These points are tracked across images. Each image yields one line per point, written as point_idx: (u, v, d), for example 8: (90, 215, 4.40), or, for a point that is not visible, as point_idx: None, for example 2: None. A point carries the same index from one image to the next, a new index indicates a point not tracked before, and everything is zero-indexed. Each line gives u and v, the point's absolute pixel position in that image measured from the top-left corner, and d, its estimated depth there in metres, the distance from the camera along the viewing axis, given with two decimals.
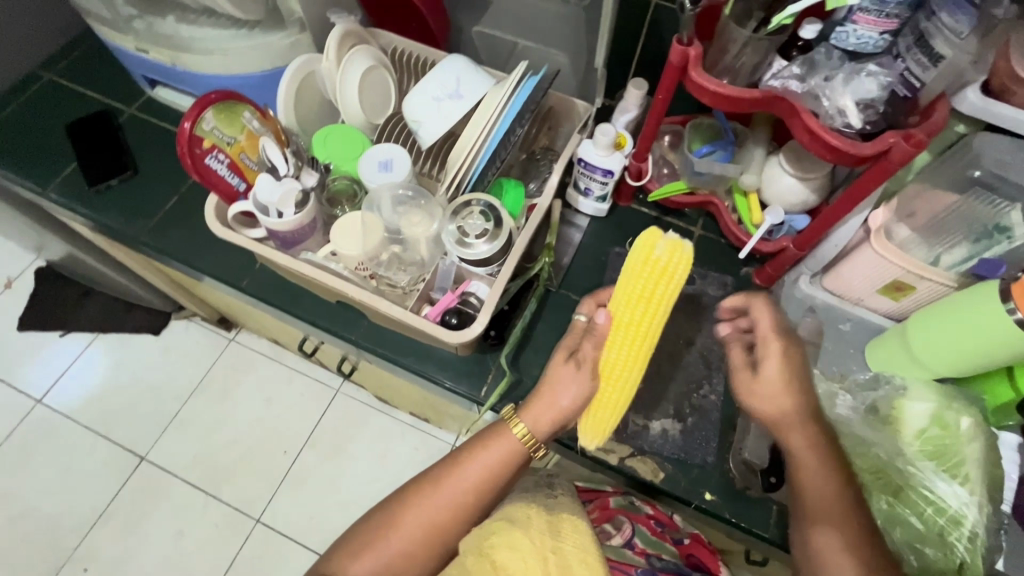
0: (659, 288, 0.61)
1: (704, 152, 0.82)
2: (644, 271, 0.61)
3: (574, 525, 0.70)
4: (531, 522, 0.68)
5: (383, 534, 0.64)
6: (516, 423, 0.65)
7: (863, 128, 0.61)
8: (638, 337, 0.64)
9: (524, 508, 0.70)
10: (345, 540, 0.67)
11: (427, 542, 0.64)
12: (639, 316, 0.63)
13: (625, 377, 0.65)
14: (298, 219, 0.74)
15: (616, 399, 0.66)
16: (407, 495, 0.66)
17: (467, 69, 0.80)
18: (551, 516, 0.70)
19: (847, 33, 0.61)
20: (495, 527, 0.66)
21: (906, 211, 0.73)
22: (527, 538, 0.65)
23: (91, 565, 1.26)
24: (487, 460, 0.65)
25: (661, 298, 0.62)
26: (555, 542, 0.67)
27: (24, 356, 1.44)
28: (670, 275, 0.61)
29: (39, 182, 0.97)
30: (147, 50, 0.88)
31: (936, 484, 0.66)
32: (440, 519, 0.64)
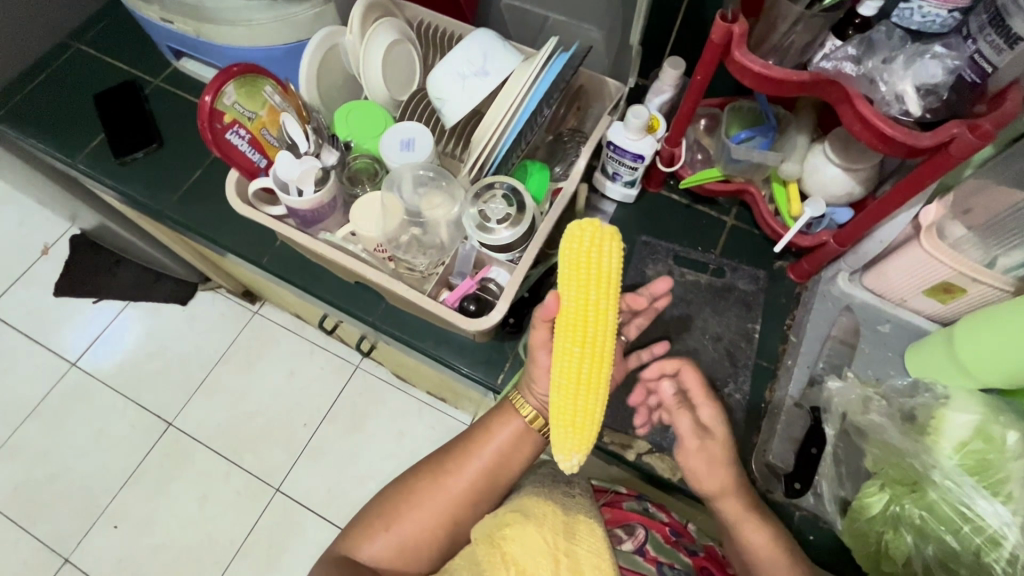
0: (591, 280, 0.57)
1: (742, 139, 0.78)
2: (589, 262, 0.57)
3: (591, 527, 0.62)
4: (546, 519, 0.61)
5: (399, 511, 0.66)
6: (522, 404, 0.68)
7: (923, 117, 0.56)
8: (574, 330, 0.58)
9: (540, 504, 0.63)
10: (359, 519, 0.68)
11: (438, 521, 0.66)
12: (575, 300, 0.57)
13: (564, 380, 0.58)
14: (317, 198, 0.73)
15: (573, 388, 0.58)
16: (418, 476, 0.68)
17: (495, 44, 0.76)
18: (567, 517, 0.62)
19: (912, 10, 0.56)
20: (508, 518, 0.61)
21: (962, 207, 0.68)
22: (540, 537, 0.59)
23: (120, 523, 1.32)
24: (498, 439, 0.68)
25: (578, 286, 0.57)
26: (569, 544, 0.60)
27: (60, 320, 1.49)
28: (608, 274, 0.57)
29: (71, 151, 0.98)
30: (171, 20, 0.87)
31: (976, 501, 0.60)
32: (455, 495, 0.66)
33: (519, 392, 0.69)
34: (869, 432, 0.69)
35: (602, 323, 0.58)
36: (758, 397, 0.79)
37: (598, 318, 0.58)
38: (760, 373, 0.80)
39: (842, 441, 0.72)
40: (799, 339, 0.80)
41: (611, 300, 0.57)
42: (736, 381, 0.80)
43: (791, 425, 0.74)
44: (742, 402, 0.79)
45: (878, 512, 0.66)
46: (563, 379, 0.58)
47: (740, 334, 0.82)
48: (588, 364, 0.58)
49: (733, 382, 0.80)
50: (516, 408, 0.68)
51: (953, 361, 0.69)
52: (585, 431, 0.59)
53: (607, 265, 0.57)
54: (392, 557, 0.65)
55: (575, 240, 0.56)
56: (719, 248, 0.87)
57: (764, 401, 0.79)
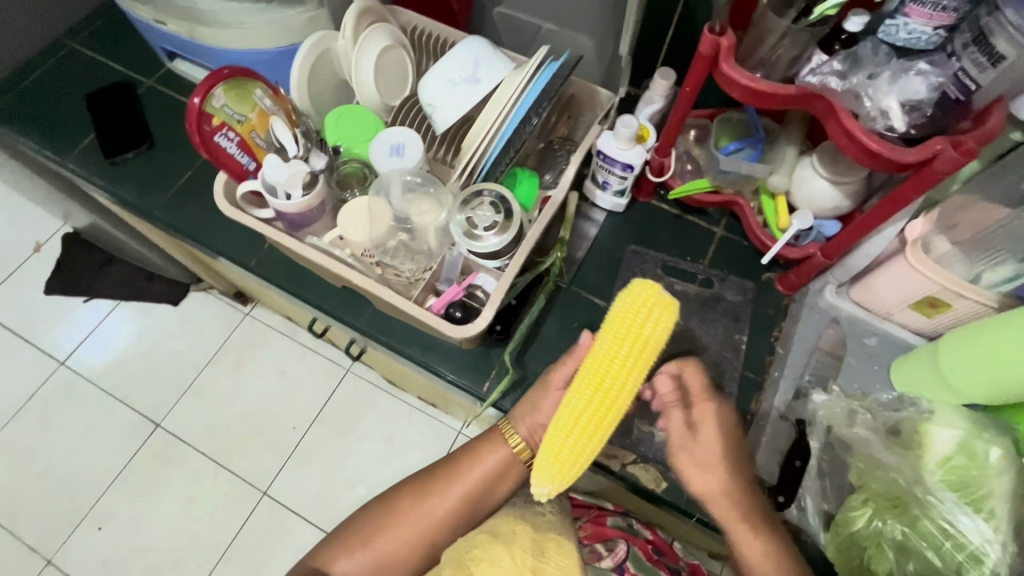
0: (629, 334, 0.57)
1: (731, 150, 0.79)
2: (631, 318, 0.58)
3: (561, 544, 0.60)
4: (515, 538, 0.60)
5: (381, 527, 0.66)
6: (511, 434, 0.68)
7: (907, 133, 0.56)
8: (593, 372, 0.58)
9: (511, 522, 0.62)
10: (338, 533, 0.69)
11: (414, 543, 0.65)
12: (607, 346, 0.58)
13: (571, 417, 0.58)
14: (305, 202, 0.73)
15: (570, 424, 0.58)
16: (399, 496, 0.68)
17: (486, 52, 0.77)
18: (538, 535, 0.60)
19: (898, 26, 0.56)
20: (478, 540, 0.60)
21: (948, 222, 0.68)
22: (507, 554, 0.58)
23: (104, 525, 1.30)
24: (484, 466, 0.67)
25: (615, 336, 0.58)
26: (536, 561, 0.58)
27: (47, 319, 1.48)
28: (646, 336, 0.58)
29: (62, 149, 0.98)
30: (165, 21, 0.87)
31: (958, 517, 0.60)
32: (438, 517, 0.66)
33: (508, 421, 0.69)
34: (855, 446, 0.69)
35: (628, 384, 0.59)
36: (745, 405, 0.79)
37: (621, 371, 0.58)
38: (747, 384, 0.80)
39: (826, 455, 0.71)
40: (786, 351, 0.80)
41: (642, 362, 0.58)
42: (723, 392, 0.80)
43: (777, 437, 0.76)
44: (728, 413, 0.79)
45: (862, 528, 0.65)
46: (565, 413, 0.59)
47: (727, 346, 0.82)
48: (593, 409, 0.58)
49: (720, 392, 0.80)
50: (505, 437, 0.68)
51: (937, 376, 0.69)
52: (565, 469, 0.59)
53: (648, 329, 0.58)
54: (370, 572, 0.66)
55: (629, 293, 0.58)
56: (709, 258, 0.87)
57: (750, 410, 0.79)
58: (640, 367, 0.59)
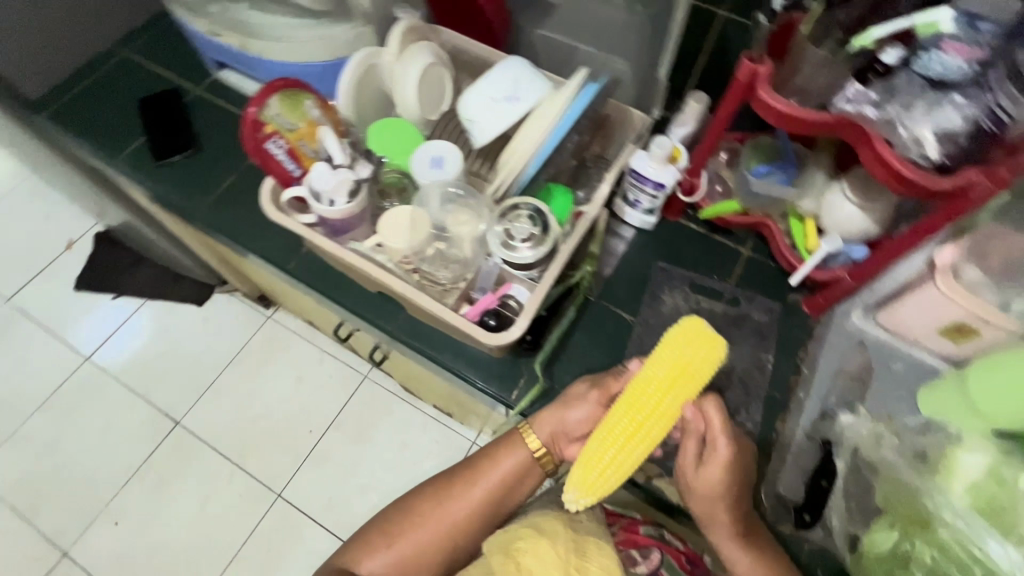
0: (672, 361, 0.62)
1: (762, 173, 0.83)
2: (676, 347, 0.62)
3: (600, 546, 0.61)
4: (558, 535, 0.61)
5: (404, 526, 0.67)
6: (529, 433, 0.70)
7: (941, 161, 0.57)
8: (635, 393, 0.63)
9: (553, 521, 0.63)
10: (361, 534, 0.69)
11: (438, 543, 0.66)
12: (652, 371, 0.63)
13: (610, 430, 0.63)
14: (348, 208, 0.76)
15: (605, 437, 0.62)
16: (422, 496, 0.69)
17: (527, 72, 0.80)
18: (577, 537, 0.61)
19: (932, 59, 0.58)
20: (522, 533, 0.61)
21: (978, 251, 0.69)
22: (552, 548, 0.58)
23: (121, 520, 1.32)
24: (503, 469, 0.69)
25: (659, 361, 0.62)
26: (580, 560, 0.58)
27: (78, 314, 1.52)
28: (688, 364, 0.62)
29: (110, 151, 1.02)
30: (220, 33, 0.92)
31: (987, 542, 0.56)
32: (459, 519, 0.67)
33: (528, 424, 0.71)
34: (881, 468, 0.69)
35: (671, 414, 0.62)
36: (769, 429, 0.84)
37: (660, 396, 0.62)
38: (772, 406, 0.85)
39: (852, 477, 0.72)
40: (811, 372, 0.84)
41: (684, 392, 0.62)
42: (748, 411, 0.85)
43: (801, 457, 0.80)
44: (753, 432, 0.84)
45: (887, 549, 0.65)
46: (603, 426, 0.63)
47: (750, 364, 0.87)
48: (630, 426, 0.62)
49: (745, 411, 0.85)
50: (523, 438, 0.70)
51: (965, 402, 0.69)
52: (592, 478, 0.62)
53: (692, 360, 0.62)
54: None
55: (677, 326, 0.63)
56: (735, 277, 0.89)
57: (775, 432, 0.84)
58: (681, 397, 0.62)
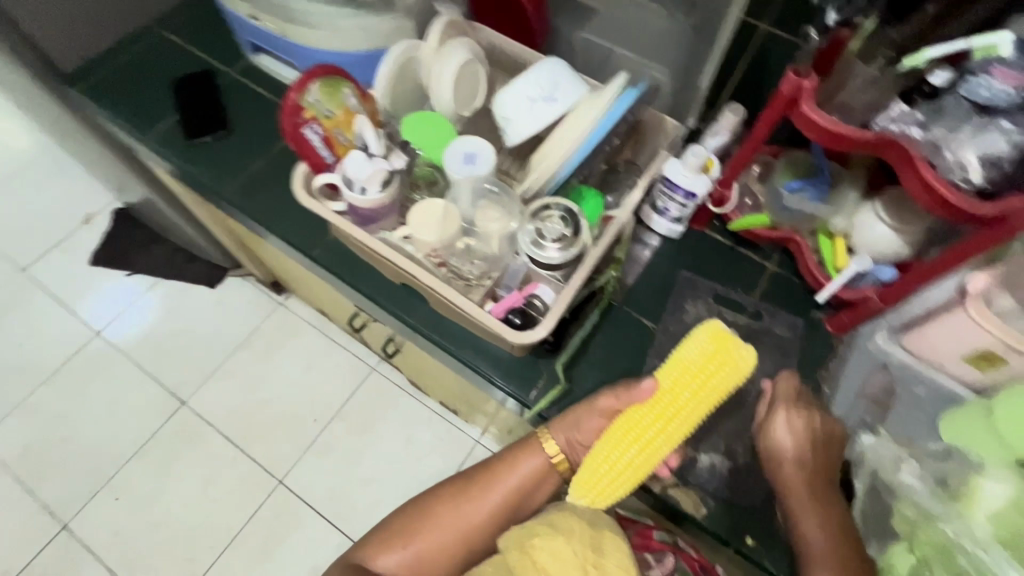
0: (700, 386, 0.62)
1: (795, 187, 0.83)
2: (705, 372, 0.62)
3: (618, 543, 0.58)
4: (574, 530, 0.58)
5: (420, 525, 0.66)
6: (548, 439, 0.69)
7: (983, 186, 0.57)
8: (655, 415, 0.63)
9: (565, 515, 0.60)
10: (375, 531, 0.68)
11: (453, 544, 0.65)
12: (678, 394, 0.63)
13: (625, 449, 0.63)
14: (380, 198, 0.76)
15: (618, 453, 0.63)
16: (439, 496, 0.68)
17: (565, 74, 0.80)
18: (594, 531, 0.59)
19: (980, 84, 0.58)
20: (537, 529, 0.59)
21: (1011, 279, 0.68)
22: (570, 548, 0.56)
23: (122, 495, 1.32)
24: (521, 473, 0.68)
25: (687, 386, 0.62)
26: (598, 557, 0.56)
27: (92, 288, 1.53)
28: (714, 387, 0.62)
29: (141, 128, 1.03)
30: (259, 18, 0.93)
31: (1008, 573, 0.57)
32: (475, 520, 0.66)
33: (546, 428, 0.70)
34: (901, 492, 0.69)
35: (673, 417, 0.63)
36: None
37: (680, 416, 0.63)
38: None
39: (871, 499, 0.73)
40: (834, 392, 0.84)
41: (704, 411, 0.63)
42: None
43: None
44: None
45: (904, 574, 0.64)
46: (617, 442, 0.63)
47: (772, 378, 0.84)
48: (645, 444, 0.63)
49: None
50: (542, 442, 0.70)
51: (990, 429, 0.68)
52: (602, 488, 0.63)
53: (718, 381, 0.62)
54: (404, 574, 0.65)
55: (710, 349, 0.62)
56: (758, 292, 0.89)
57: None
58: (700, 415, 0.63)
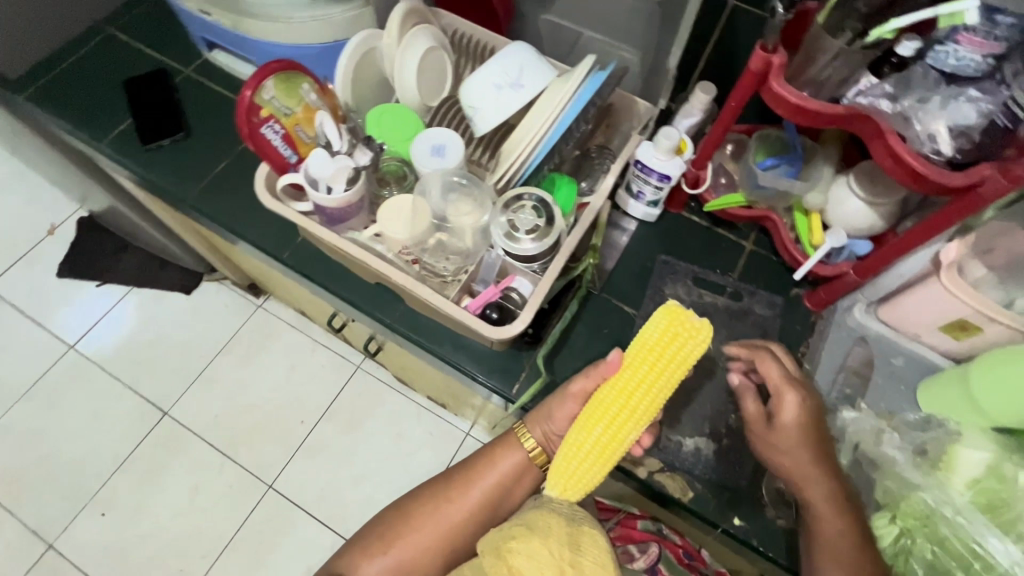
0: (661, 359, 0.59)
1: (768, 166, 0.81)
2: (663, 344, 0.59)
3: (595, 538, 0.57)
4: (552, 530, 0.55)
5: (401, 532, 0.66)
6: (526, 435, 0.68)
7: (954, 157, 0.57)
8: (620, 391, 0.60)
9: (543, 514, 0.58)
10: (357, 539, 0.68)
11: (435, 548, 0.65)
12: (640, 369, 0.60)
13: (591, 431, 0.60)
14: (346, 197, 0.73)
15: (587, 436, 0.60)
16: (419, 500, 0.67)
17: (531, 58, 0.78)
18: (572, 528, 0.57)
19: (947, 53, 0.57)
20: (514, 531, 0.56)
21: (983, 247, 0.69)
22: (545, 549, 0.53)
23: (108, 511, 1.30)
24: (500, 471, 0.67)
25: (648, 361, 0.60)
26: (574, 556, 0.54)
27: (61, 301, 1.48)
28: (676, 358, 0.59)
29: (95, 134, 0.98)
30: (210, 12, 0.88)
31: (987, 539, 0.60)
32: (455, 522, 0.65)
33: (524, 425, 0.69)
34: (883, 464, 0.70)
35: (635, 392, 0.60)
36: None
37: (646, 391, 0.60)
38: None
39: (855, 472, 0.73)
40: (814, 366, 0.82)
41: (670, 385, 0.60)
42: None
43: None
44: None
45: (889, 545, 0.66)
46: (585, 425, 0.61)
47: None
48: (613, 423, 0.60)
49: None
50: (520, 439, 0.68)
51: (966, 396, 0.69)
52: (574, 475, 0.61)
53: (680, 353, 0.59)
54: None
55: (665, 320, 0.59)
56: (737, 271, 0.89)
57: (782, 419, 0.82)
58: (666, 390, 0.61)
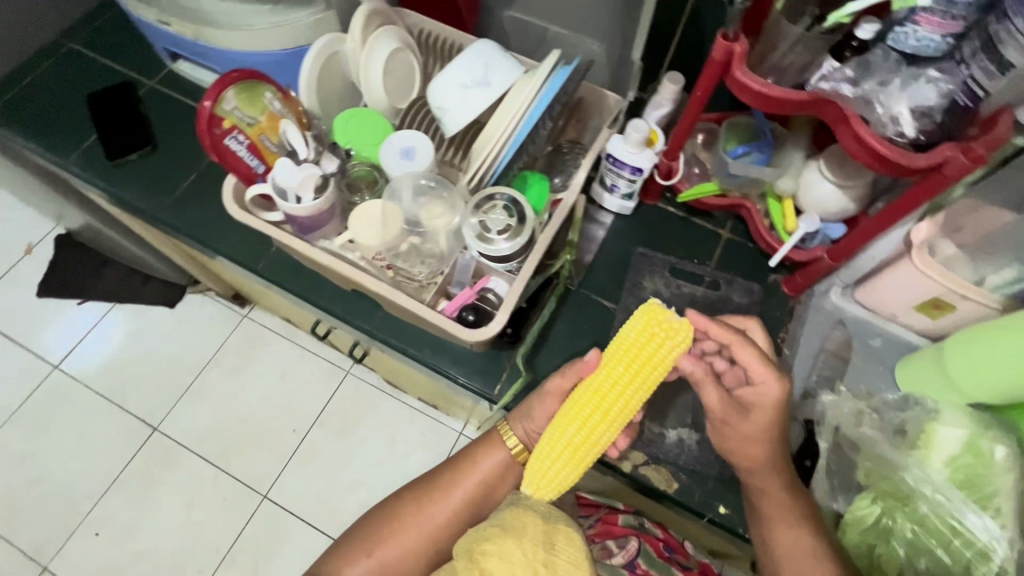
0: (636, 361, 0.57)
1: (739, 153, 0.81)
2: (640, 346, 0.57)
3: (571, 536, 0.57)
4: (526, 530, 0.56)
5: (384, 534, 0.65)
6: (509, 434, 0.68)
7: (917, 138, 0.58)
8: (594, 393, 0.59)
9: (520, 513, 0.58)
10: (339, 543, 0.67)
11: (418, 550, 0.65)
12: (615, 371, 0.58)
13: (565, 432, 0.60)
14: (316, 205, 0.72)
15: (561, 437, 0.60)
16: (401, 502, 0.67)
17: (496, 55, 0.77)
18: (548, 526, 0.57)
19: (906, 34, 0.56)
20: (489, 532, 0.56)
21: (952, 226, 0.69)
22: (519, 550, 0.54)
23: (102, 530, 1.29)
24: (484, 471, 0.67)
25: (624, 363, 0.57)
26: (548, 555, 0.54)
27: (42, 322, 1.46)
28: (653, 360, 0.57)
29: (60, 151, 0.96)
30: (169, 23, 0.87)
31: (966, 515, 0.62)
32: (438, 523, 0.65)
33: (507, 422, 0.69)
34: (862, 445, 0.70)
35: (609, 393, 0.59)
36: None
37: (621, 393, 0.59)
38: None
39: (834, 453, 0.73)
40: (793, 352, 0.82)
41: (647, 387, 0.58)
42: None
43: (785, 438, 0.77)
44: None
45: (871, 525, 0.67)
46: (559, 426, 0.60)
47: None
48: (587, 425, 0.60)
49: None
50: (502, 438, 0.68)
51: (942, 375, 0.70)
52: (550, 475, 0.61)
53: (657, 355, 0.57)
54: None
55: (642, 322, 0.56)
56: (715, 260, 0.89)
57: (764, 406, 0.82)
58: (644, 392, 0.59)
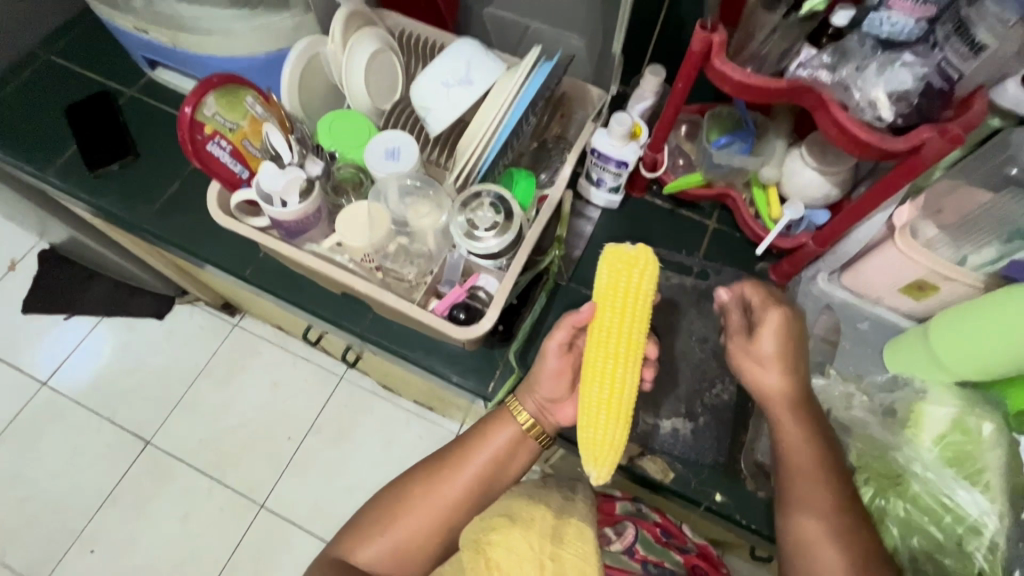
0: (619, 298, 0.60)
1: (723, 144, 0.81)
2: (615, 284, 0.60)
3: (580, 530, 0.63)
4: (534, 523, 0.63)
5: (398, 513, 0.65)
6: (519, 410, 0.67)
7: (894, 121, 0.58)
8: (599, 346, 0.60)
9: (529, 507, 0.65)
10: (352, 523, 0.67)
11: (433, 527, 0.65)
12: (609, 316, 0.60)
13: (591, 396, 0.60)
14: (301, 209, 0.72)
15: (595, 401, 0.60)
16: (414, 481, 0.67)
17: (478, 53, 0.77)
18: (556, 521, 0.63)
19: (881, 19, 0.58)
20: (496, 523, 0.63)
21: (934, 207, 0.70)
22: (526, 543, 0.60)
23: (97, 547, 1.27)
24: (495, 446, 0.67)
25: (611, 306, 0.60)
26: (554, 548, 0.61)
27: (28, 338, 1.44)
28: (635, 291, 0.60)
29: (40, 164, 0.95)
30: (146, 30, 0.86)
31: (956, 491, 0.64)
32: (452, 500, 0.65)
33: (517, 399, 0.68)
34: (853, 427, 0.71)
35: (608, 339, 0.60)
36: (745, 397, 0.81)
37: (622, 335, 0.60)
38: None
39: None
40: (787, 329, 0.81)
41: (640, 319, 0.60)
42: (723, 382, 0.82)
43: None
44: (730, 402, 0.80)
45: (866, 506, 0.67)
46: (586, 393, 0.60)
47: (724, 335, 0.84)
48: (609, 379, 0.60)
49: (720, 382, 0.81)
50: (514, 413, 0.67)
51: (928, 355, 0.71)
52: (606, 444, 0.60)
53: (638, 285, 0.60)
54: (387, 563, 0.64)
55: (608, 263, 0.60)
56: (703, 251, 0.89)
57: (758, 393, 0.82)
58: (640, 328, 0.61)
